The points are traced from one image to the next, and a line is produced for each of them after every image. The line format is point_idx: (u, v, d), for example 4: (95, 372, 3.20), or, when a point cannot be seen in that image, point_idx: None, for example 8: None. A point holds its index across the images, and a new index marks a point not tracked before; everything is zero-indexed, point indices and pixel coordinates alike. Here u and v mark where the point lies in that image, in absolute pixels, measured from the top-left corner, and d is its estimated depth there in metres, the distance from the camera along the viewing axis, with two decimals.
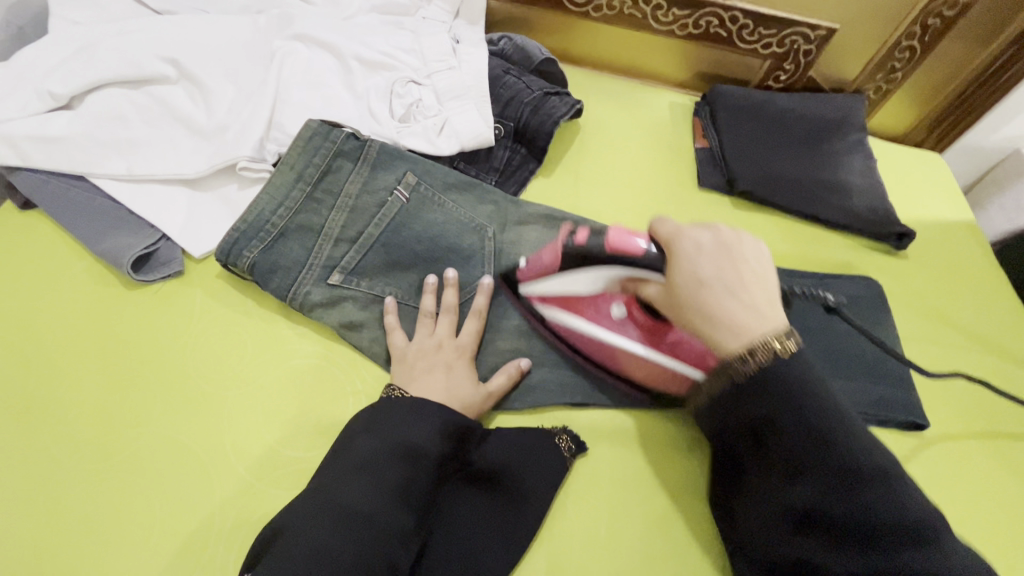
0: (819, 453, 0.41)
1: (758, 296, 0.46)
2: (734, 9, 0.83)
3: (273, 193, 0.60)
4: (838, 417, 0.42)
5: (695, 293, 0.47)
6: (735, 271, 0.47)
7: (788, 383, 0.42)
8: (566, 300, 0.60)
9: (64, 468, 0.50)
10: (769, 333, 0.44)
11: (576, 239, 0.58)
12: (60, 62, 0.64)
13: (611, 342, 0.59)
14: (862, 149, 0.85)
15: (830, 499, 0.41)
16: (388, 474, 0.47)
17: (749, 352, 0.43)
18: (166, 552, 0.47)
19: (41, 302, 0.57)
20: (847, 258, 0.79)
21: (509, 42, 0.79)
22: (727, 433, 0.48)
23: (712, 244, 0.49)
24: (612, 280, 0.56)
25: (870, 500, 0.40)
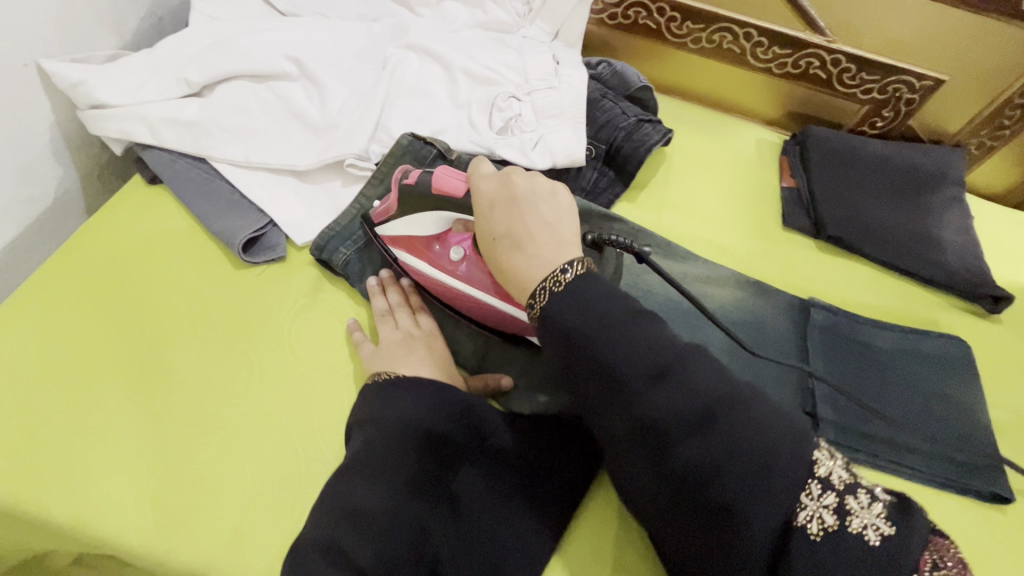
0: (636, 360, 0.41)
1: (547, 243, 0.47)
2: (838, 52, 0.82)
3: (365, 201, 0.65)
4: (687, 374, 0.41)
5: (491, 246, 0.51)
6: (518, 226, 0.48)
7: (588, 295, 0.44)
8: (410, 243, 0.60)
9: (169, 427, 0.53)
10: (550, 275, 0.45)
11: (405, 180, 0.58)
12: (198, 52, 0.69)
13: (453, 283, 0.58)
14: (961, 205, 0.82)
15: (666, 407, 0.41)
16: (397, 458, 0.47)
17: (531, 299, 0.46)
18: (253, 516, 0.50)
19: (159, 271, 0.61)
20: (935, 316, 0.76)
21: (608, 67, 0.81)
22: (621, 436, 0.43)
23: (502, 198, 0.50)
24: (454, 222, 0.57)
25: (687, 397, 0.40)
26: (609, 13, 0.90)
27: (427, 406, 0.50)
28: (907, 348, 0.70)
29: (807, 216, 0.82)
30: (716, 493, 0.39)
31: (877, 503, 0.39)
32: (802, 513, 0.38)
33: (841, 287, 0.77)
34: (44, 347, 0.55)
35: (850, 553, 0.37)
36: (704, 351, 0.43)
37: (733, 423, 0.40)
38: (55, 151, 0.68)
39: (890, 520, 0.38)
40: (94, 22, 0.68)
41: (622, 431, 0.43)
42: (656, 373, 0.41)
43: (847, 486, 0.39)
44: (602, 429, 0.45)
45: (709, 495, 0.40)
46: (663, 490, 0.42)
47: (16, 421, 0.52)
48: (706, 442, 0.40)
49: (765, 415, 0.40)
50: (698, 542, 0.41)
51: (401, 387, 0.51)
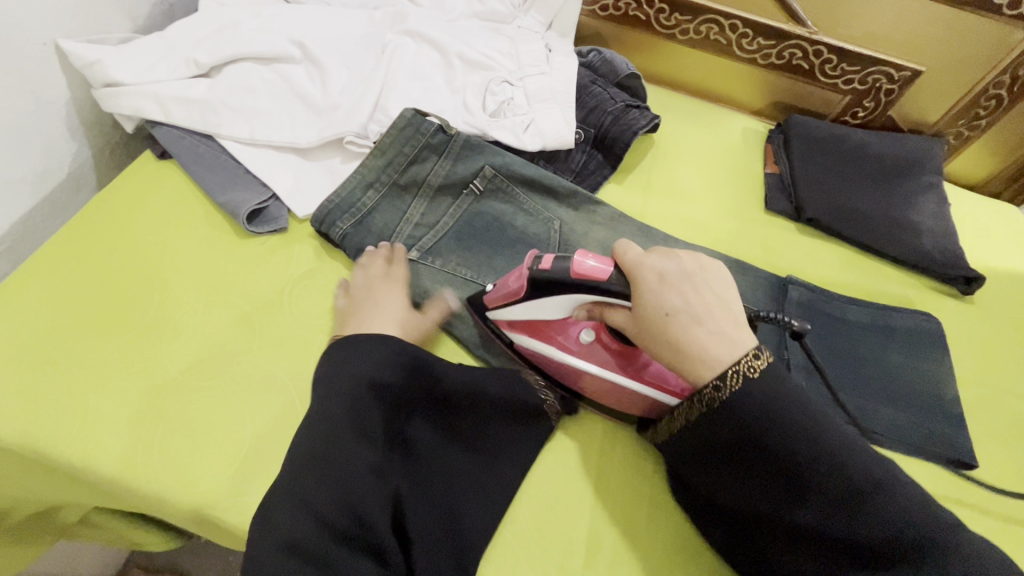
0: (803, 443, 0.45)
1: (723, 321, 0.49)
2: (820, 44, 0.85)
3: (364, 175, 0.67)
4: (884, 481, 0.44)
5: (661, 322, 0.49)
6: (694, 302, 0.49)
7: (761, 390, 0.46)
8: (536, 327, 0.62)
9: (171, 379, 0.56)
10: (744, 358, 0.47)
11: (539, 264, 0.55)
12: (207, 35, 0.73)
13: (583, 368, 0.60)
14: (937, 191, 0.85)
15: (817, 483, 0.45)
16: (350, 409, 0.51)
17: (720, 381, 0.47)
18: (251, 461, 0.53)
19: (166, 239, 0.64)
20: (911, 296, 0.79)
21: (598, 55, 0.84)
22: (742, 494, 0.49)
23: (679, 275, 0.50)
24: (581, 305, 0.56)
25: (852, 482, 0.44)
26: (601, 5, 0.94)
27: (379, 359, 0.53)
28: (881, 324, 0.73)
29: (789, 200, 0.85)
30: (825, 563, 0.45)
31: None
32: None
33: (821, 268, 0.81)
34: (56, 306, 0.59)
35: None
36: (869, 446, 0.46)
37: (864, 512, 0.44)
38: (70, 128, 0.72)
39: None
40: (109, 6, 0.72)
41: (768, 494, 0.47)
42: (789, 456, 0.46)
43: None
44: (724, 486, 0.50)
45: (816, 565, 0.46)
46: (768, 539, 0.49)
47: (28, 372, 0.55)
48: (832, 522, 0.45)
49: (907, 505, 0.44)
50: None
51: (348, 345, 0.54)
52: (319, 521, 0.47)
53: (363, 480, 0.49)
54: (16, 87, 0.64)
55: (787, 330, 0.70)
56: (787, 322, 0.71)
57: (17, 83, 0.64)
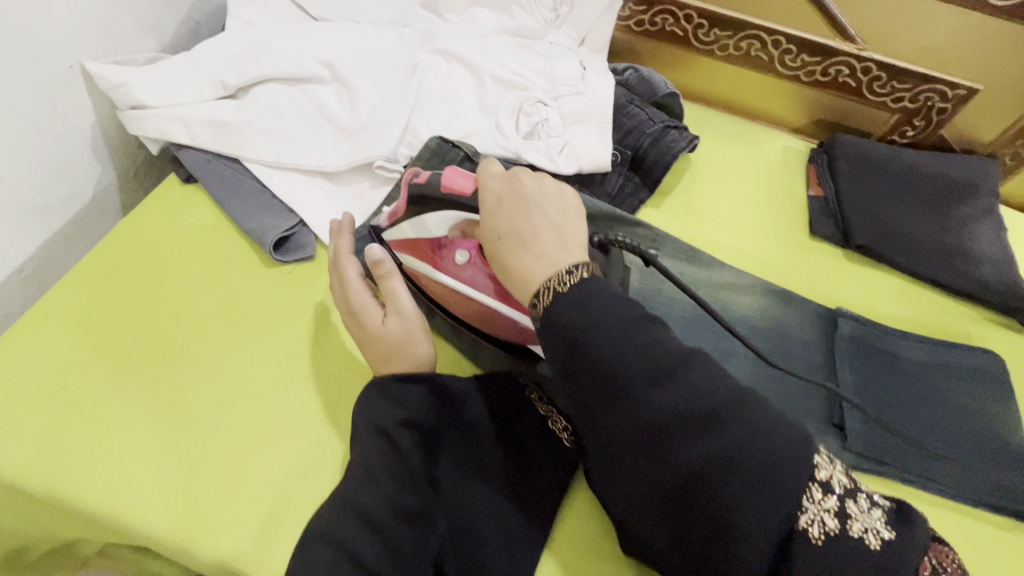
0: (626, 362, 0.40)
1: (551, 245, 0.46)
2: (869, 61, 0.81)
3: (391, 208, 0.66)
4: (696, 374, 0.40)
5: (496, 244, 0.49)
6: (531, 225, 0.47)
7: (594, 298, 0.42)
8: (414, 245, 0.61)
9: (197, 421, 0.54)
10: (554, 277, 0.44)
11: (416, 180, 0.57)
12: (234, 55, 0.71)
13: (452, 285, 0.60)
14: (995, 216, 0.80)
15: (661, 407, 0.39)
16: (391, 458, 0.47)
17: (535, 297, 0.44)
18: (280, 512, 0.50)
19: (192, 268, 0.62)
20: (968, 329, 0.74)
21: (634, 73, 0.81)
22: (611, 437, 0.41)
23: (512, 199, 0.49)
24: (456, 223, 0.56)
25: (679, 396, 0.39)
26: (636, 20, 0.91)
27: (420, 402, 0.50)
28: (938, 361, 0.68)
29: (835, 224, 0.81)
30: (717, 494, 0.37)
31: (875, 507, 0.40)
32: (802, 516, 0.37)
33: (870, 298, 0.76)
34: (80, 339, 0.57)
35: (852, 557, 0.37)
36: (702, 356, 0.41)
37: (729, 427, 0.38)
38: (95, 150, 0.71)
39: (890, 526, 0.38)
40: (135, 25, 0.71)
41: (620, 436, 0.41)
42: (656, 372, 0.39)
43: (849, 491, 0.39)
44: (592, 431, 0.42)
45: (706, 502, 0.38)
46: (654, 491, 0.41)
47: (51, 410, 0.53)
48: (705, 443, 0.38)
49: (767, 416, 0.39)
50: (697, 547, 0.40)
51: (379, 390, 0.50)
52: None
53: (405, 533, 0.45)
54: (42, 109, 0.62)
55: (840, 368, 0.66)
56: (840, 359, 0.67)
57: (43, 106, 0.62)
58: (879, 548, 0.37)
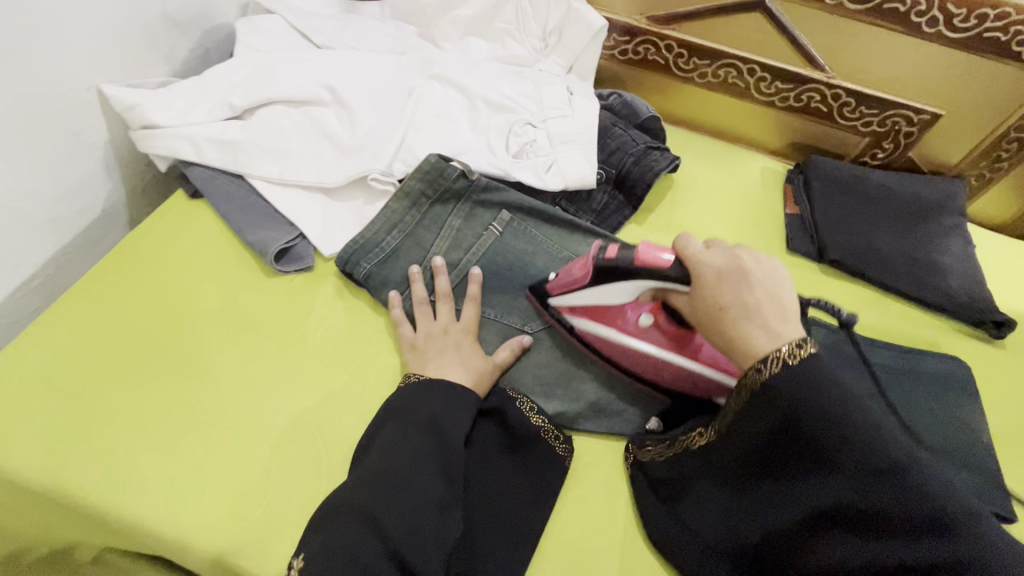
0: (841, 459, 0.44)
1: (775, 317, 0.48)
2: (837, 88, 0.86)
3: (388, 217, 0.68)
4: (921, 480, 0.42)
5: (716, 317, 0.50)
6: (751, 294, 0.49)
7: (813, 389, 0.44)
8: (599, 312, 0.63)
9: (196, 424, 0.56)
10: (786, 348, 0.46)
11: (603, 254, 0.58)
12: (242, 80, 0.76)
13: (642, 350, 0.62)
14: (962, 233, 0.84)
15: (866, 497, 0.43)
16: (409, 444, 0.52)
17: (761, 364, 0.46)
18: (272, 511, 0.52)
19: (196, 277, 0.65)
20: (937, 339, 0.78)
21: (618, 98, 0.86)
22: (808, 511, 0.46)
23: (732, 272, 0.50)
24: (643, 291, 0.59)
25: (903, 502, 0.42)
26: (620, 50, 0.96)
27: (441, 401, 0.55)
28: (907, 367, 0.72)
29: (811, 241, 0.85)
30: None
31: None
32: None
33: (845, 310, 0.80)
34: (89, 345, 0.59)
35: None
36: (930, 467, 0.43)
37: (946, 536, 0.40)
38: (106, 167, 0.74)
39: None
40: (149, 52, 0.75)
41: (822, 516, 0.45)
42: (874, 468, 0.42)
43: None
44: (793, 504, 0.47)
45: None
46: None
47: (59, 411, 0.55)
48: (915, 543, 0.41)
49: (994, 535, 0.40)
50: None
51: (419, 388, 0.56)
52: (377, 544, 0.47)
53: (426, 512, 0.48)
54: (59, 129, 0.67)
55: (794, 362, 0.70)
56: None
57: (60, 126, 0.67)
58: None
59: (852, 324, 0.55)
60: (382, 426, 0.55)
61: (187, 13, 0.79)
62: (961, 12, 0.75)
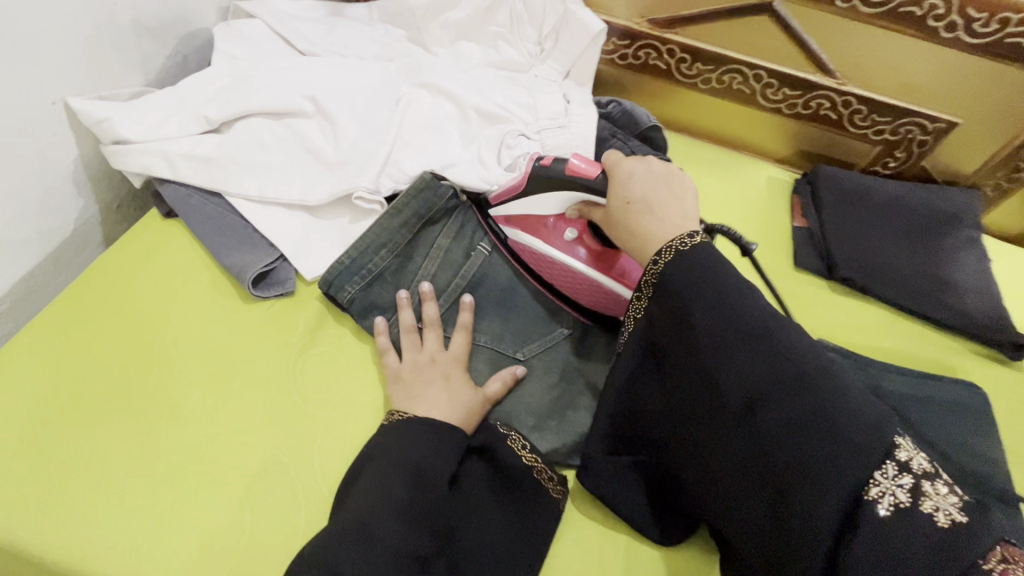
0: (722, 333, 0.47)
1: (674, 212, 0.53)
2: (849, 94, 0.82)
3: (377, 235, 0.64)
4: (786, 346, 0.45)
5: (624, 212, 0.54)
6: (655, 194, 0.54)
7: (696, 269, 0.49)
8: (530, 223, 0.65)
9: (168, 464, 0.53)
10: (677, 237, 0.51)
11: (540, 161, 0.60)
12: (219, 90, 0.71)
13: (564, 263, 0.63)
14: (977, 247, 0.80)
15: (744, 366, 0.46)
16: (391, 493, 0.48)
17: (656, 255, 0.51)
18: (250, 562, 0.49)
19: (169, 303, 0.62)
20: (953, 361, 0.74)
21: (617, 106, 0.81)
22: (690, 389, 0.49)
23: (642, 173, 0.56)
24: (574, 203, 0.61)
25: (770, 364, 0.45)
26: (619, 54, 0.92)
27: (422, 441, 0.52)
28: (923, 394, 0.68)
29: (820, 257, 0.81)
30: (789, 454, 0.43)
31: (951, 494, 0.41)
32: (875, 488, 0.40)
33: (856, 331, 0.76)
34: (53, 381, 0.56)
35: (915, 529, 0.39)
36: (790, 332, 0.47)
37: (808, 394, 0.43)
38: (77, 184, 0.71)
39: (966, 510, 0.39)
40: (121, 61, 0.71)
41: (705, 394, 0.48)
42: (746, 337, 0.46)
43: (924, 472, 0.41)
44: (680, 388, 0.50)
45: (774, 459, 0.43)
46: (727, 454, 0.46)
47: (20, 456, 0.52)
48: (782, 404, 0.44)
49: (846, 394, 0.44)
50: (765, 517, 0.44)
51: (408, 425, 0.53)
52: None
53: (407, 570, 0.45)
54: (23, 147, 0.63)
55: None
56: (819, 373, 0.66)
57: (24, 143, 0.63)
58: (945, 525, 0.39)
59: (751, 251, 0.59)
60: (362, 470, 0.51)
61: (162, 19, 0.74)
62: (982, 16, 0.70)
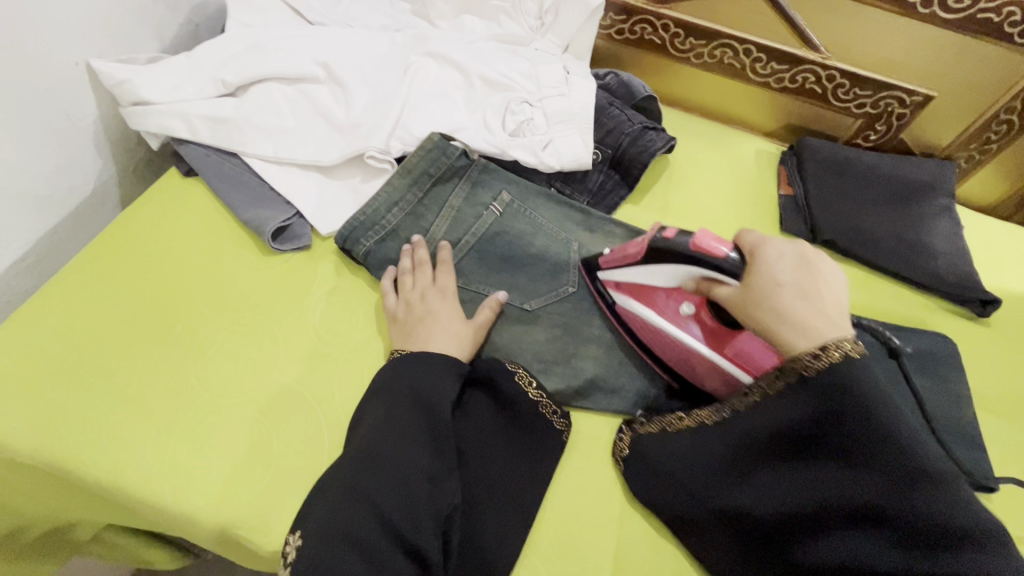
0: (885, 463, 0.44)
1: (831, 307, 0.47)
2: (833, 69, 0.86)
3: (390, 194, 0.68)
4: (954, 492, 0.42)
5: (773, 294, 0.48)
6: (812, 281, 0.48)
7: (858, 389, 0.44)
8: (645, 293, 0.63)
9: (197, 400, 0.56)
10: (835, 340, 0.45)
11: (664, 233, 0.57)
12: (234, 55, 0.74)
13: (681, 341, 0.61)
14: (951, 214, 0.85)
15: (903, 507, 0.43)
16: (403, 421, 0.53)
17: (820, 349, 0.45)
18: (277, 487, 0.53)
19: (192, 255, 0.65)
20: (926, 318, 0.80)
21: (614, 77, 0.85)
22: (827, 506, 0.46)
23: (797, 259, 0.49)
24: (688, 277, 0.58)
25: (936, 515, 0.42)
26: (616, 29, 0.96)
27: (429, 376, 0.56)
28: (896, 345, 0.73)
29: (805, 222, 0.86)
30: None
31: None
32: None
33: None
34: (84, 324, 0.59)
35: None
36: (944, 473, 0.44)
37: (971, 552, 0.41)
38: (97, 145, 0.73)
39: None
40: (138, 26, 0.74)
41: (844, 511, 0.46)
42: (910, 476, 0.43)
43: None
44: (813, 498, 0.47)
45: None
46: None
47: (55, 389, 0.55)
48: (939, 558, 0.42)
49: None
50: None
51: (417, 359, 0.56)
52: (375, 519, 0.48)
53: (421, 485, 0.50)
54: (48, 105, 0.65)
55: None
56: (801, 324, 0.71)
57: (49, 101, 0.65)
58: None
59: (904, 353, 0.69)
60: (373, 400, 0.55)
61: None
62: None
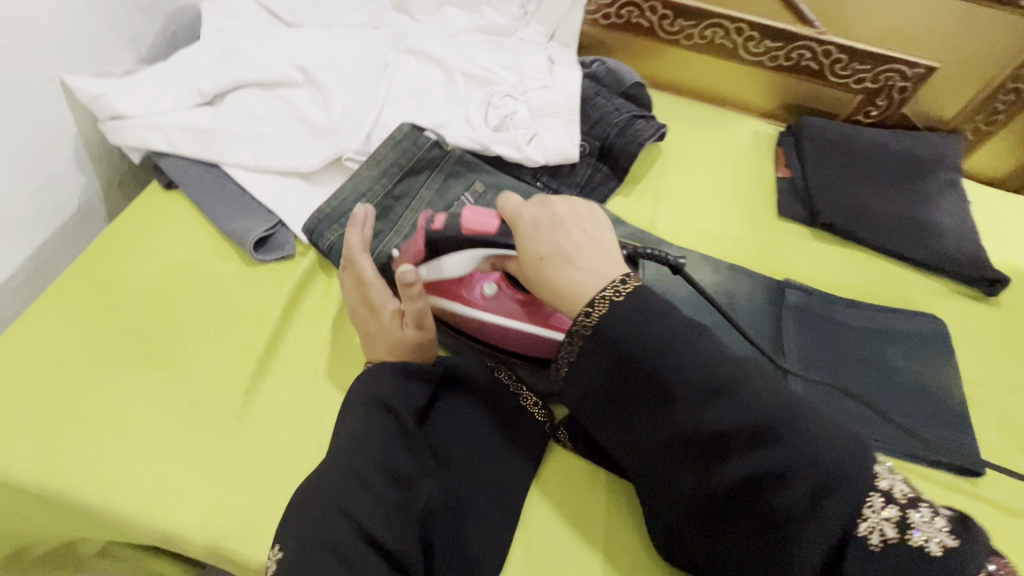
0: (676, 378, 0.43)
1: (596, 258, 0.49)
2: (829, 43, 0.83)
3: (357, 184, 0.66)
4: (742, 390, 0.42)
5: (537, 266, 0.50)
6: (567, 241, 0.49)
7: (634, 321, 0.44)
8: (441, 287, 0.62)
9: (185, 416, 0.56)
10: (609, 285, 0.46)
11: (432, 226, 0.57)
12: (209, 64, 0.73)
13: (491, 320, 0.61)
14: (957, 189, 0.82)
15: (716, 420, 0.42)
16: (375, 434, 0.50)
17: (588, 306, 0.46)
18: (267, 500, 0.53)
19: (177, 269, 0.65)
20: (931, 300, 0.77)
21: (601, 65, 0.83)
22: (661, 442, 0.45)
23: (547, 220, 0.51)
24: (483, 260, 0.56)
25: (732, 413, 0.41)
26: (602, 14, 0.93)
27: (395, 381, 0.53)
28: (881, 327, 0.71)
29: (803, 205, 0.83)
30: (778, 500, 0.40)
31: (940, 518, 0.39)
32: (862, 526, 0.39)
33: (839, 275, 0.78)
34: (71, 344, 0.59)
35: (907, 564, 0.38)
36: (815, 407, 0.43)
37: (781, 443, 0.40)
38: (79, 161, 0.73)
39: (955, 533, 0.38)
40: (114, 39, 0.73)
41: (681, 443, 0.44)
42: (706, 390, 0.42)
43: (909, 500, 0.40)
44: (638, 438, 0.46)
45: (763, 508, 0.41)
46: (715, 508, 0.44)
47: (48, 411, 0.55)
48: (763, 455, 0.40)
49: (821, 427, 0.41)
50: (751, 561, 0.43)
51: (375, 372, 0.54)
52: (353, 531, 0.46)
53: (398, 496, 0.48)
54: (26, 124, 0.65)
55: (786, 327, 0.70)
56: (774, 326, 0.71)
57: (27, 120, 0.65)
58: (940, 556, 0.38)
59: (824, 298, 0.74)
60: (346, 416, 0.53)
61: None
62: None
